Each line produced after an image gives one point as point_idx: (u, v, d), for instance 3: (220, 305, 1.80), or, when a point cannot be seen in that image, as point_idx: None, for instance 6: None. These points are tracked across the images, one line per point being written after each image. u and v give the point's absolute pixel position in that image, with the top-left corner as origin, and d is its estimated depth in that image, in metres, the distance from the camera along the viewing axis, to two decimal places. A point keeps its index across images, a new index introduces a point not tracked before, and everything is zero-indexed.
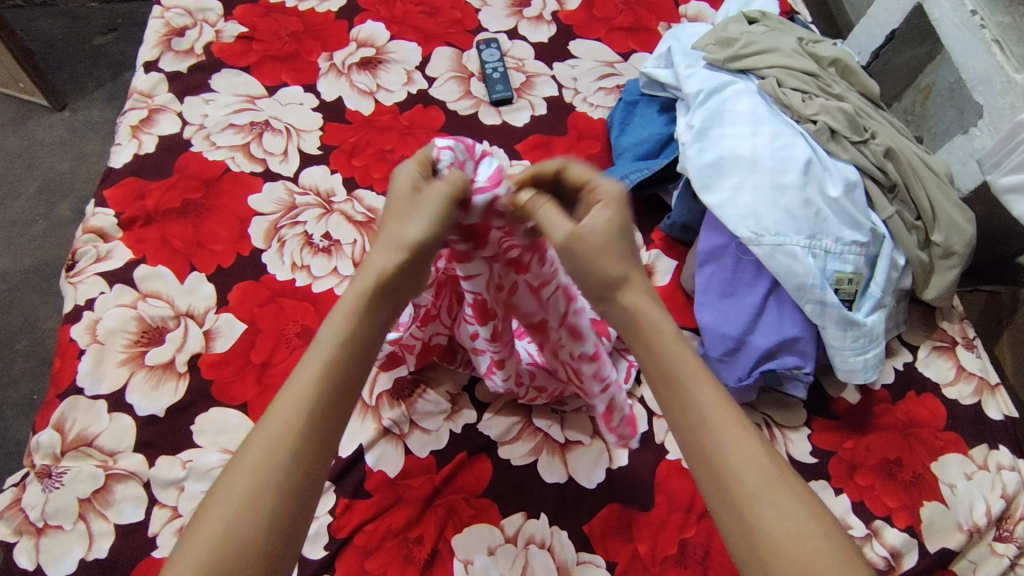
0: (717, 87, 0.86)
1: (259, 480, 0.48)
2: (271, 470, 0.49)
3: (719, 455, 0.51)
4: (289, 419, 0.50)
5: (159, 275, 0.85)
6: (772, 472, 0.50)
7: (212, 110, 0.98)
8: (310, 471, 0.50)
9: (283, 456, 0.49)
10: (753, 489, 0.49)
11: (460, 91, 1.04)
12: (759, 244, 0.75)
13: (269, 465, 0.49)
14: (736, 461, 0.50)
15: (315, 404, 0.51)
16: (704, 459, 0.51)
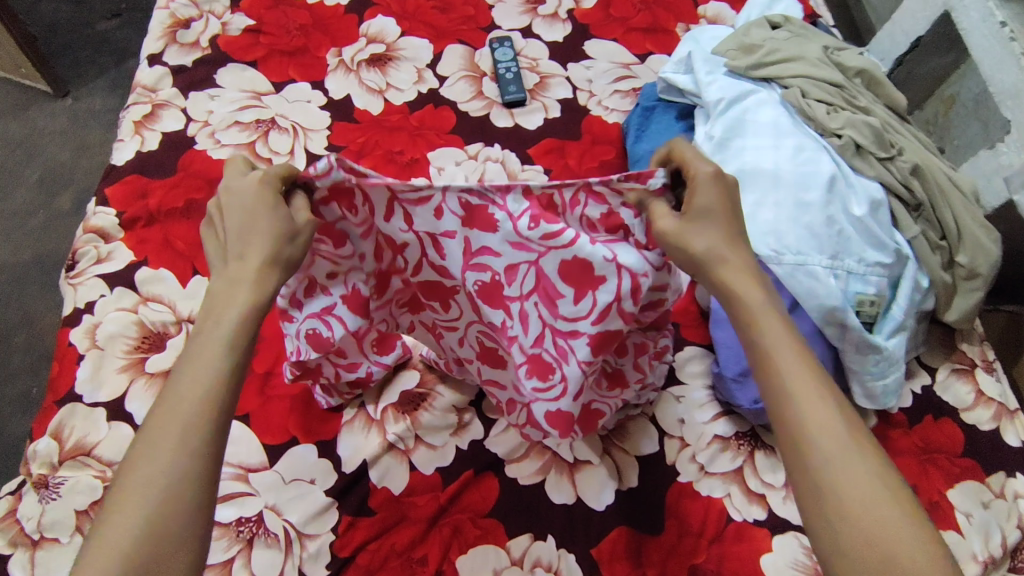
0: (737, 97, 0.83)
1: (177, 458, 0.48)
2: (187, 452, 0.49)
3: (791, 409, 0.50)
4: (196, 401, 0.50)
5: (160, 278, 0.83)
6: (834, 429, 0.49)
7: (217, 106, 0.96)
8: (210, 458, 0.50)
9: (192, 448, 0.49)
10: (822, 446, 0.49)
11: (472, 91, 1.01)
12: (779, 263, 0.73)
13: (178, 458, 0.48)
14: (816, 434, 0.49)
15: (223, 386, 0.51)
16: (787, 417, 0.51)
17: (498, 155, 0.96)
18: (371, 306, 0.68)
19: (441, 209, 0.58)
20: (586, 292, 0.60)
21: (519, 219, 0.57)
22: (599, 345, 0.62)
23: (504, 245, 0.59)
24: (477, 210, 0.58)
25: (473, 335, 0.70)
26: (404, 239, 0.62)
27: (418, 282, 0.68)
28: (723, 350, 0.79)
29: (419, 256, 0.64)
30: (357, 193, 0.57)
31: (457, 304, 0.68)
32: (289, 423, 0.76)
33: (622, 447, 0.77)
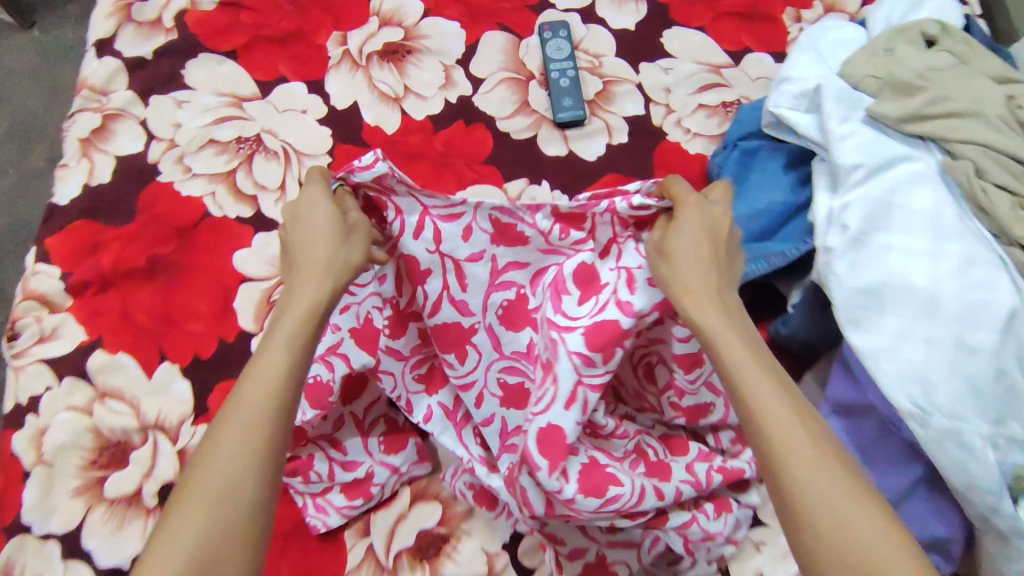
0: (883, 164, 0.61)
1: (235, 468, 0.44)
2: (252, 444, 0.45)
3: (763, 432, 0.44)
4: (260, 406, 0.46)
5: (120, 365, 0.67)
6: (813, 456, 0.43)
7: (186, 118, 0.74)
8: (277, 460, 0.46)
9: (264, 434, 0.45)
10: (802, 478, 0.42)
11: (515, 101, 0.78)
12: (924, 425, 0.55)
13: (253, 445, 0.45)
14: (778, 442, 0.43)
15: (284, 386, 0.47)
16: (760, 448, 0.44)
17: (547, 198, 0.75)
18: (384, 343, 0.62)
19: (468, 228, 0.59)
20: (591, 294, 0.59)
21: (551, 233, 0.58)
22: (596, 336, 0.57)
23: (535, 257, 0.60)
24: (510, 230, 0.59)
25: (487, 392, 0.64)
26: (438, 262, 0.59)
27: (437, 323, 0.61)
28: None
29: (441, 290, 0.60)
30: (391, 211, 0.57)
31: (468, 359, 0.63)
32: (282, 568, 0.62)
33: None
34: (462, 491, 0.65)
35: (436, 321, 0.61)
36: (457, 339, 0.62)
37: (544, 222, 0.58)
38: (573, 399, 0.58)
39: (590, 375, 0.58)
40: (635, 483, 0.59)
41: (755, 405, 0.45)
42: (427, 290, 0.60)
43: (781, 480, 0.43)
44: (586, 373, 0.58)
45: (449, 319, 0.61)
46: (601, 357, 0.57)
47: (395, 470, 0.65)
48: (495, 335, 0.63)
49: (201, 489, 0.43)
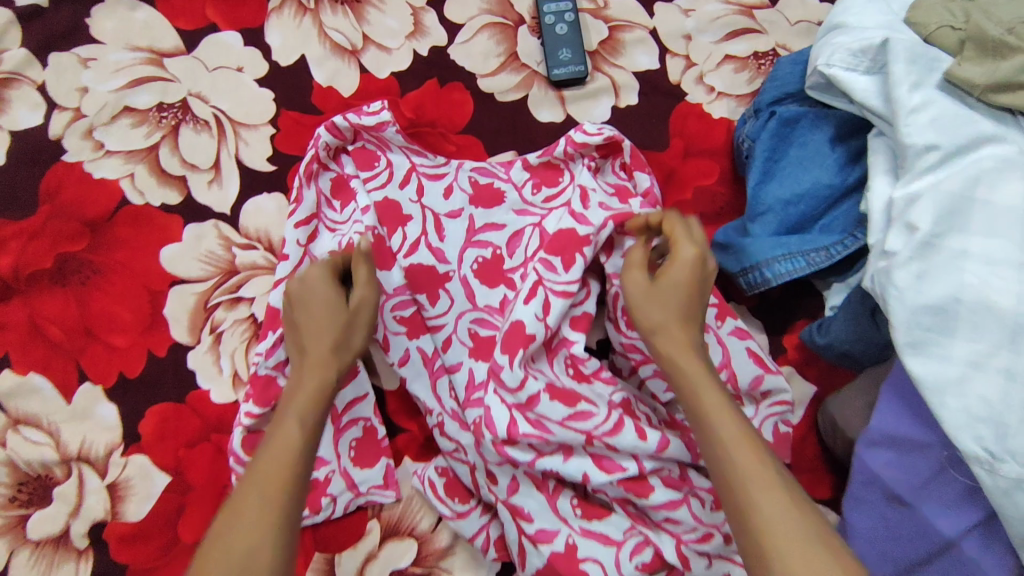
0: (965, 145, 0.49)
1: (257, 522, 0.38)
2: (271, 507, 0.38)
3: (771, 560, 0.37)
4: (284, 460, 0.40)
5: (33, 388, 0.56)
6: None
7: (95, 80, 0.60)
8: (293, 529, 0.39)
9: (278, 501, 0.39)
10: None
11: (500, 53, 0.64)
12: (991, 473, 0.45)
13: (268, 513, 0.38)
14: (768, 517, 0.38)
15: (303, 450, 0.42)
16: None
17: None
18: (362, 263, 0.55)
19: (452, 190, 0.59)
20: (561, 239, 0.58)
21: (525, 189, 0.60)
22: (560, 240, 0.56)
23: (510, 214, 0.59)
24: (482, 186, 0.59)
25: (462, 341, 0.56)
26: (415, 211, 0.58)
27: (414, 261, 0.57)
28: (853, 538, 0.54)
29: (419, 235, 0.58)
30: (380, 162, 0.59)
31: (440, 301, 0.57)
32: None
33: None
34: (431, 481, 0.55)
35: (414, 258, 0.57)
36: (430, 268, 0.57)
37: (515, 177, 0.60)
38: (533, 294, 0.54)
39: (552, 279, 0.54)
40: (612, 408, 0.52)
41: (739, 485, 0.40)
42: (406, 233, 0.57)
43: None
44: (547, 276, 0.54)
45: (427, 250, 0.57)
46: (561, 262, 0.55)
47: (354, 487, 0.55)
48: (471, 286, 0.58)
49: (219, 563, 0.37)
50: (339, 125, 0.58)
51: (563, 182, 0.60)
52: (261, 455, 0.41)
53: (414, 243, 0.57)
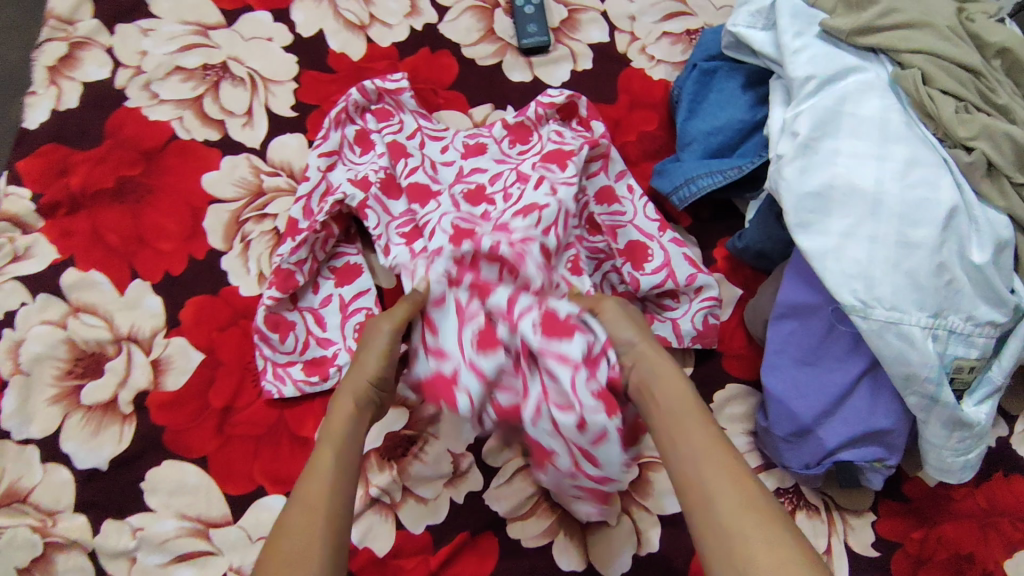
0: (834, 74, 0.63)
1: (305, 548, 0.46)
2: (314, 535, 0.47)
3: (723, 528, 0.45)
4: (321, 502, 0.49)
5: (93, 283, 0.68)
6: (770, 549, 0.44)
7: (153, 45, 0.75)
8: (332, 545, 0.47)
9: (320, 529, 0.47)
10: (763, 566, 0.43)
11: (480, 29, 0.79)
12: (865, 318, 0.57)
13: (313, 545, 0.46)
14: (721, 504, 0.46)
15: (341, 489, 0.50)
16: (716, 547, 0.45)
17: None
18: (374, 188, 0.68)
19: (447, 149, 0.72)
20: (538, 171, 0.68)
21: (503, 143, 0.73)
22: (550, 158, 0.68)
23: (491, 162, 0.71)
24: (470, 142, 0.73)
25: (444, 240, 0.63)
26: (414, 151, 0.70)
27: (412, 180, 0.67)
28: (772, 401, 0.65)
29: (418, 165, 0.69)
30: (394, 116, 0.72)
31: (428, 207, 0.66)
32: (254, 468, 0.65)
33: (643, 504, 0.68)
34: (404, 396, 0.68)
35: (409, 179, 0.68)
36: (426, 191, 0.67)
37: (500, 133, 0.73)
38: (528, 210, 0.63)
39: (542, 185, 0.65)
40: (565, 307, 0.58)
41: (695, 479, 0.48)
42: (407, 163, 0.68)
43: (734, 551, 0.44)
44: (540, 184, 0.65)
45: (420, 172, 0.68)
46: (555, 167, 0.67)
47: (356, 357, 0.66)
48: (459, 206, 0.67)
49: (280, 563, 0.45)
50: (367, 90, 0.71)
51: (533, 139, 0.72)
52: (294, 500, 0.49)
53: (413, 170, 0.68)
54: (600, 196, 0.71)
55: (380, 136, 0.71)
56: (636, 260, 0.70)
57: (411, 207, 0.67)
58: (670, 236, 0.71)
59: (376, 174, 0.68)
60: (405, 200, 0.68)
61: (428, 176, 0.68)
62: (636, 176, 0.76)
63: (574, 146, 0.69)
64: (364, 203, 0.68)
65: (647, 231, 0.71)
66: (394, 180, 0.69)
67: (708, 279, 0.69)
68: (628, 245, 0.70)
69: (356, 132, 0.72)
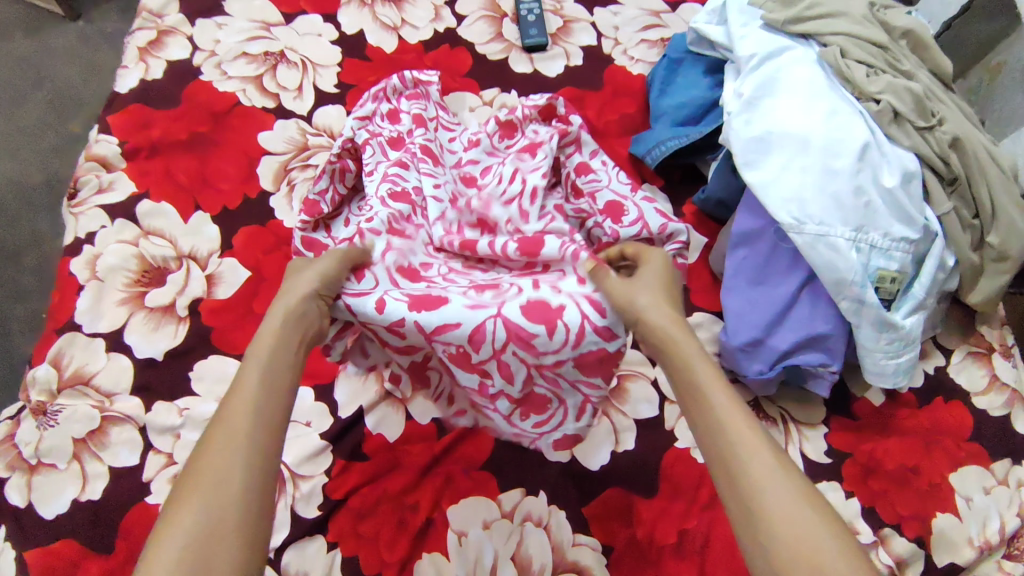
0: (773, 52, 0.78)
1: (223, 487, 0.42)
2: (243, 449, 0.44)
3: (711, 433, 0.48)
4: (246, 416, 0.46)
5: (162, 212, 0.81)
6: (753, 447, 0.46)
7: (225, 36, 0.92)
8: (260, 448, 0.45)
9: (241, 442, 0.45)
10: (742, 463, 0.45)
11: (491, 33, 0.96)
12: (800, 233, 0.70)
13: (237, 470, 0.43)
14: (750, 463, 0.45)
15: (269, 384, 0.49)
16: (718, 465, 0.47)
17: (515, 102, 0.92)
18: (397, 144, 0.78)
19: (455, 138, 0.83)
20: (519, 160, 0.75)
21: (493, 138, 0.80)
22: (529, 147, 0.75)
23: (481, 153, 0.79)
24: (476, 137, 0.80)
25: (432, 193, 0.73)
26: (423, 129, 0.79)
27: (419, 142, 0.77)
28: (729, 318, 0.76)
29: (421, 133, 0.78)
30: (421, 88, 0.84)
31: (422, 169, 0.75)
32: None
33: (620, 409, 0.78)
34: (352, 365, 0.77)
35: (413, 143, 0.77)
36: (419, 162, 0.75)
37: (493, 130, 0.80)
38: (511, 201, 0.72)
39: (525, 166, 0.73)
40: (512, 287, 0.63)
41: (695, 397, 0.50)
42: (413, 134, 0.78)
43: (758, 516, 0.43)
44: (522, 166, 0.73)
45: (428, 140, 0.78)
46: (529, 156, 0.74)
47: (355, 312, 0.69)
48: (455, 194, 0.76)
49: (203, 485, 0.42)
50: (403, 78, 0.83)
51: (518, 138, 0.79)
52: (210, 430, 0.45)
53: (416, 135, 0.78)
54: (577, 168, 0.78)
55: (408, 109, 0.81)
56: (614, 216, 0.76)
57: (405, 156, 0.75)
58: (643, 197, 0.77)
59: (392, 132, 0.78)
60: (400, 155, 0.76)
61: (427, 150, 0.76)
62: (618, 146, 0.90)
63: (546, 138, 0.76)
64: (366, 142, 0.77)
65: (621, 192, 0.77)
66: (400, 141, 0.78)
67: (678, 227, 0.74)
68: (606, 204, 0.76)
69: (389, 110, 0.81)
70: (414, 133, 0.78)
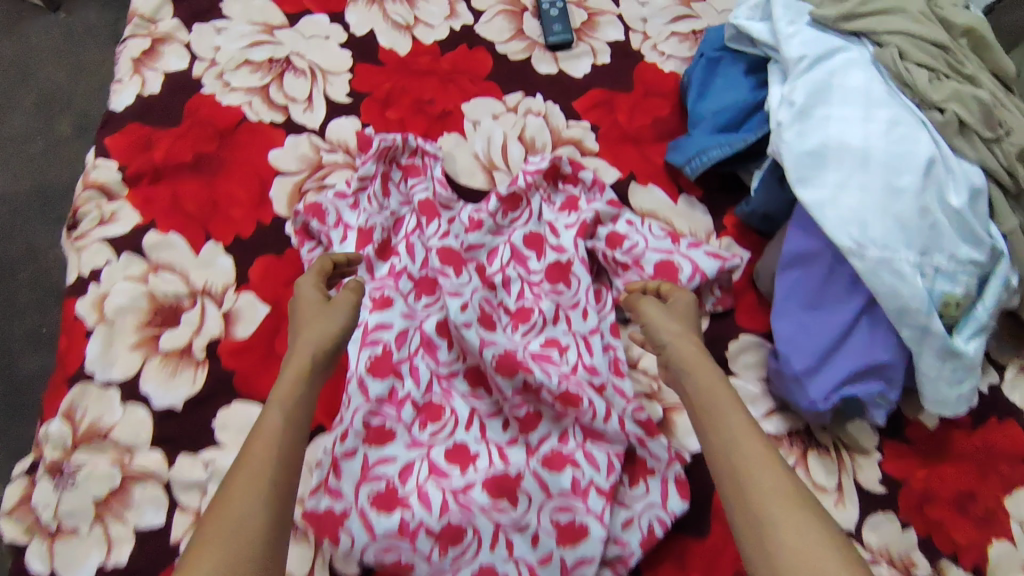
0: (824, 54, 0.72)
1: (250, 518, 0.46)
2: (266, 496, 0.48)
3: (725, 456, 0.54)
4: (267, 458, 0.51)
5: (170, 244, 0.76)
6: (764, 469, 0.51)
7: (225, 42, 0.85)
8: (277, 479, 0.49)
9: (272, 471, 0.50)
10: (753, 478, 0.51)
11: (511, 29, 0.89)
12: (861, 259, 0.65)
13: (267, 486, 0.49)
14: (768, 493, 0.50)
15: (291, 423, 0.54)
16: (728, 476, 0.52)
17: (540, 107, 0.85)
18: (388, 248, 0.75)
19: (452, 222, 0.77)
20: (547, 271, 0.75)
21: (497, 215, 0.78)
22: (555, 270, 0.75)
23: (484, 234, 0.77)
24: (477, 215, 0.77)
25: (421, 347, 0.71)
26: (429, 219, 0.75)
27: (411, 247, 0.74)
28: (782, 344, 0.72)
29: (416, 227, 0.75)
30: (418, 160, 0.79)
31: (443, 285, 0.72)
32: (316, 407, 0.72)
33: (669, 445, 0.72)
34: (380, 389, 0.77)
35: (412, 251, 0.74)
36: (432, 289, 0.74)
37: (496, 205, 0.77)
38: (518, 376, 0.68)
39: (562, 299, 0.74)
40: (476, 537, 0.63)
41: (705, 415, 0.57)
42: (426, 228, 0.75)
43: (765, 528, 0.48)
44: (561, 299, 0.74)
45: (430, 252, 0.74)
46: (563, 286, 0.75)
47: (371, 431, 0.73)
48: (449, 333, 0.72)
49: (235, 502, 0.47)
50: (406, 142, 0.78)
51: (523, 209, 0.78)
52: (241, 460, 0.51)
53: (424, 243, 0.75)
54: (607, 241, 0.76)
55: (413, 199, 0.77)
56: (630, 476, 0.68)
57: (403, 271, 0.73)
58: (687, 244, 0.76)
59: (378, 232, 0.74)
60: (395, 259, 0.74)
61: (426, 257, 0.74)
62: (652, 154, 0.84)
63: (570, 253, 0.75)
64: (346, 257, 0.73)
65: (664, 249, 0.75)
66: (390, 244, 0.76)
67: (733, 264, 0.75)
68: (656, 266, 0.74)
69: (384, 176, 0.78)
70: (411, 239, 0.75)
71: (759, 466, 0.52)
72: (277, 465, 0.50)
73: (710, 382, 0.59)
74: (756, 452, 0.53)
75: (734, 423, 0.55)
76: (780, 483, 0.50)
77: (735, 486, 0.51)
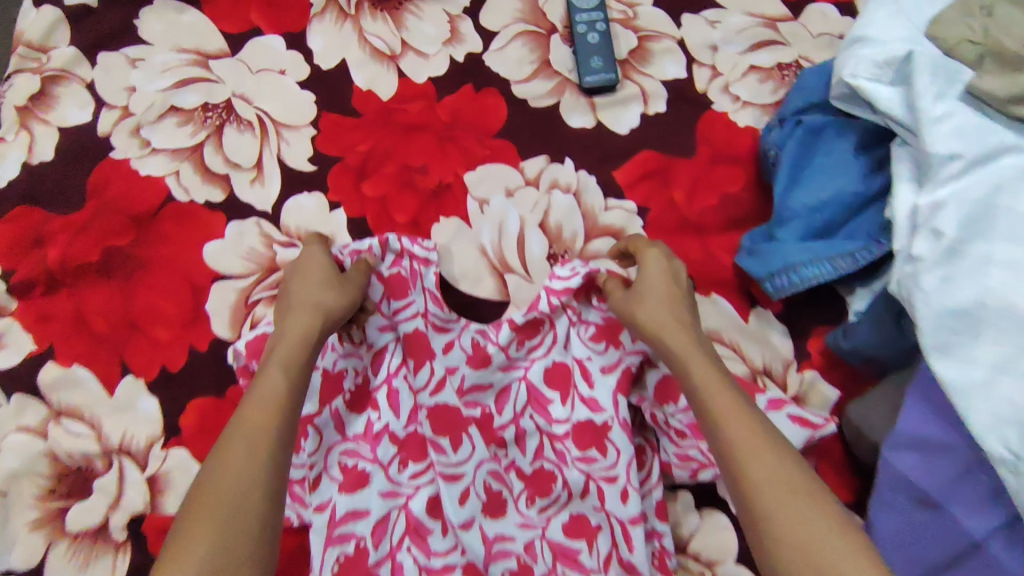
0: (987, 155, 0.50)
1: (243, 484, 0.40)
2: (264, 470, 0.41)
3: (722, 432, 0.45)
4: (268, 428, 0.43)
5: (76, 380, 0.57)
6: (771, 457, 0.43)
7: (142, 80, 0.63)
8: (275, 448, 0.42)
9: (265, 439, 0.42)
10: (754, 465, 0.42)
11: (534, 59, 0.66)
12: (1017, 476, 0.44)
13: (262, 453, 0.41)
14: (764, 478, 0.42)
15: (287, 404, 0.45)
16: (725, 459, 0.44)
17: (571, 179, 0.64)
18: (365, 397, 0.58)
19: (450, 356, 0.58)
20: (575, 429, 0.57)
21: (510, 347, 0.58)
22: (583, 432, 0.57)
23: (493, 372, 0.58)
24: (483, 347, 0.58)
25: (406, 541, 0.54)
26: (419, 363, 0.57)
27: (397, 397, 0.57)
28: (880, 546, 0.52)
29: (400, 366, 0.58)
30: (402, 266, 0.58)
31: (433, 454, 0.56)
32: None
33: None
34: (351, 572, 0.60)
35: (393, 404, 0.57)
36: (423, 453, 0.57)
37: (509, 334, 0.58)
38: None
39: (598, 468, 0.56)
40: None
41: (693, 381, 0.48)
42: (418, 375, 0.57)
43: (772, 530, 0.40)
44: (593, 469, 0.56)
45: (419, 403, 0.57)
46: (597, 452, 0.56)
47: None
48: (439, 511, 0.55)
49: (225, 484, 0.40)
50: (387, 242, 0.57)
51: (545, 334, 0.59)
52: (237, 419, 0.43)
53: (410, 390, 0.58)
54: (656, 393, 0.57)
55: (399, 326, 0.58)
56: None
57: (383, 434, 0.57)
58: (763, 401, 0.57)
59: (349, 381, 0.57)
60: (375, 414, 0.57)
61: (413, 410, 0.57)
62: (716, 247, 0.63)
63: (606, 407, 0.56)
64: (308, 418, 0.55)
65: None
66: (367, 387, 0.58)
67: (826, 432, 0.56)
68: None
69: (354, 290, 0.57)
70: (394, 388, 0.58)
71: (773, 459, 0.43)
72: (263, 435, 0.42)
73: (697, 352, 0.49)
74: (762, 433, 0.44)
75: (721, 397, 0.46)
76: (792, 469, 0.42)
77: (736, 472, 0.43)
